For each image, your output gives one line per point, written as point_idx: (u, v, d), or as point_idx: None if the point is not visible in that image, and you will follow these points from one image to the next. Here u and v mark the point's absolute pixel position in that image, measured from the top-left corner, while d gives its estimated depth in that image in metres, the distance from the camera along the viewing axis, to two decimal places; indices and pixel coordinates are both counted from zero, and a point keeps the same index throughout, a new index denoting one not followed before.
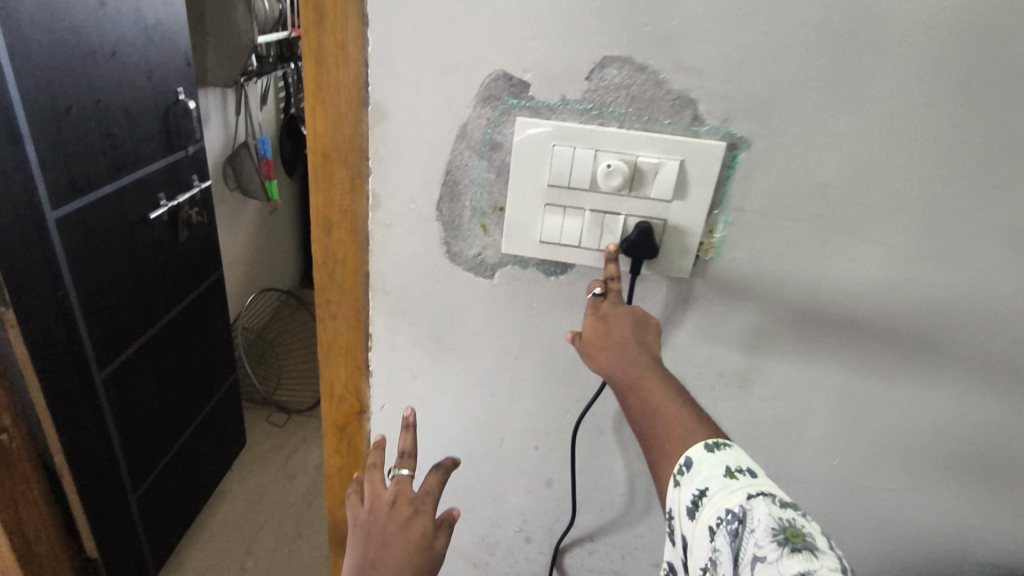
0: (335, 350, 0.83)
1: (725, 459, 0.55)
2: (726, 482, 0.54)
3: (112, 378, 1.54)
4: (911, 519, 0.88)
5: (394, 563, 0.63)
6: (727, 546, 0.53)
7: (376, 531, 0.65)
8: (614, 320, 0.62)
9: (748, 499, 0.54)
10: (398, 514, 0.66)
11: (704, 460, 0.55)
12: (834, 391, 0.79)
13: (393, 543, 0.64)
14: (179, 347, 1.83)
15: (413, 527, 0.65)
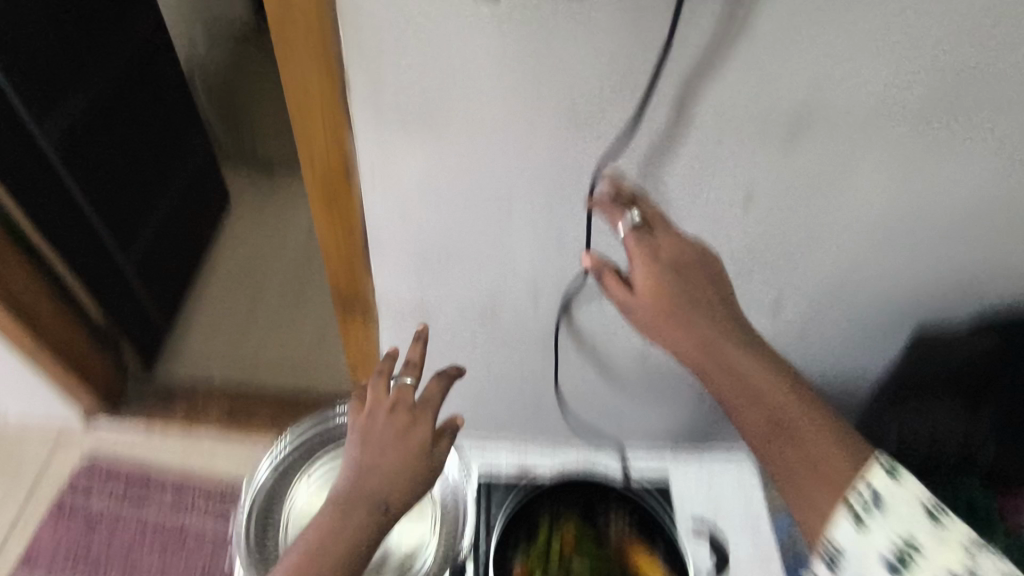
0: (310, 97, 0.70)
1: (912, 492, 0.62)
2: (929, 524, 0.62)
3: (64, 131, 1.31)
4: (931, 259, 0.85)
5: (392, 476, 0.60)
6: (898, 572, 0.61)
7: (374, 440, 0.62)
8: (772, 394, 0.63)
9: (971, 555, 0.59)
10: (397, 421, 0.63)
11: (891, 490, 0.62)
12: (882, 145, 0.72)
13: (392, 454, 0.61)
14: (138, 94, 1.52)
15: (412, 439, 0.62)
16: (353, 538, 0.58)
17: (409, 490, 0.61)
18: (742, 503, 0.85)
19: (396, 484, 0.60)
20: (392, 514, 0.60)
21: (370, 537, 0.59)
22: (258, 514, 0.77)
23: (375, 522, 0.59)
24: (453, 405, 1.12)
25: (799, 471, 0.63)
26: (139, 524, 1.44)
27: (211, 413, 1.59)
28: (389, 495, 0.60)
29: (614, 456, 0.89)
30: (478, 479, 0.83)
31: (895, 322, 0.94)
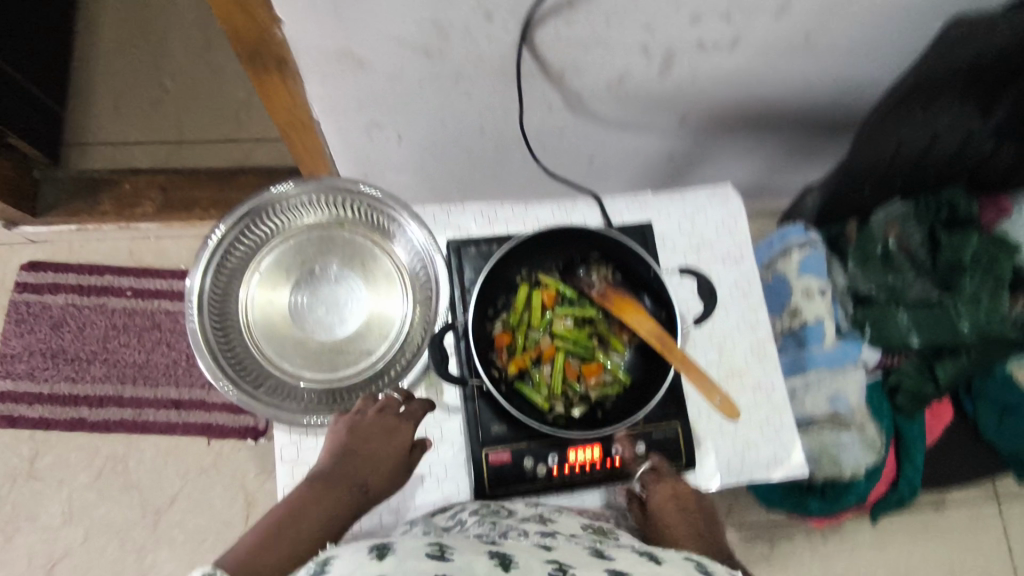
0: None
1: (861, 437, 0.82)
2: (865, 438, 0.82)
3: None
4: None
5: (378, 461, 0.60)
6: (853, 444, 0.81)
7: (361, 428, 0.61)
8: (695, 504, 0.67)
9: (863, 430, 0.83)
10: (384, 420, 0.62)
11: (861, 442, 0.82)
12: None
13: (378, 446, 0.61)
14: None
15: (398, 438, 0.62)
16: (336, 511, 0.56)
17: (386, 486, 0.61)
18: (729, 239, 0.80)
19: (376, 479, 0.60)
20: (368, 498, 0.59)
21: (349, 515, 0.57)
22: (211, 303, 0.69)
23: (354, 503, 0.57)
24: (405, 153, 0.96)
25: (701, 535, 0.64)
26: (108, 324, 1.25)
27: (147, 205, 1.27)
28: (371, 479, 0.59)
29: (592, 205, 0.79)
30: (449, 240, 0.73)
31: (924, 5, 0.76)
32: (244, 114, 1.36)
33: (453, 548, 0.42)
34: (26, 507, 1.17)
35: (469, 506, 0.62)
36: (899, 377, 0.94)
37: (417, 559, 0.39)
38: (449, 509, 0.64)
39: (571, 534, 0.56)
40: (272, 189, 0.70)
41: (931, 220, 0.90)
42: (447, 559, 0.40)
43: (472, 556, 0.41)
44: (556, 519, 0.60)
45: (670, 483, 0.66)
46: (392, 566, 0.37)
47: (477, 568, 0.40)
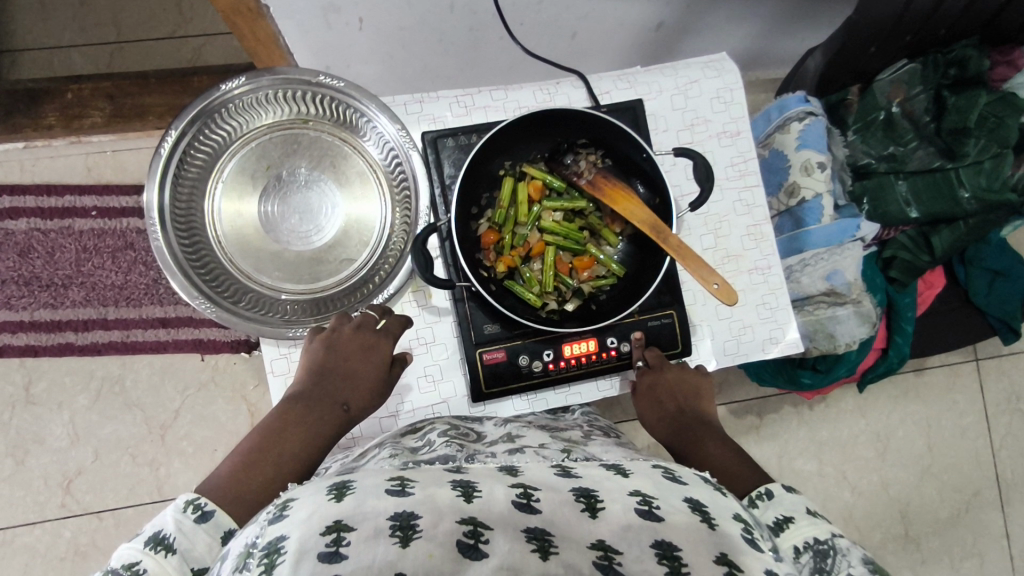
0: None
1: (863, 315, 0.79)
2: (864, 316, 0.79)
3: None
4: None
5: (358, 378, 0.60)
6: (852, 317, 0.78)
7: (338, 346, 0.60)
8: (679, 380, 0.67)
9: (864, 307, 0.79)
10: (361, 338, 0.61)
11: (859, 318, 0.79)
12: None
13: (356, 364, 0.60)
14: None
15: (377, 354, 0.61)
16: (317, 431, 0.57)
17: (369, 401, 0.61)
18: (725, 114, 0.75)
19: (357, 396, 0.60)
20: (352, 415, 0.60)
21: (333, 434, 0.58)
22: (174, 218, 0.63)
23: (337, 422, 0.58)
24: (367, 39, 0.86)
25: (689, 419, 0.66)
26: (79, 247, 1.19)
27: (95, 116, 1.16)
28: (352, 396, 0.59)
29: (575, 85, 0.73)
30: (424, 132, 0.67)
31: None
32: (187, 7, 1.23)
33: (415, 481, 0.42)
34: (30, 432, 1.18)
35: (437, 426, 0.61)
36: (894, 251, 0.92)
37: (376, 499, 0.38)
38: (419, 428, 0.62)
39: (540, 446, 0.56)
40: (222, 86, 0.62)
41: (934, 82, 0.85)
42: (408, 494, 0.39)
43: (435, 488, 0.40)
44: (525, 434, 0.60)
45: (653, 377, 0.66)
46: (349, 510, 0.37)
47: (439, 501, 0.39)
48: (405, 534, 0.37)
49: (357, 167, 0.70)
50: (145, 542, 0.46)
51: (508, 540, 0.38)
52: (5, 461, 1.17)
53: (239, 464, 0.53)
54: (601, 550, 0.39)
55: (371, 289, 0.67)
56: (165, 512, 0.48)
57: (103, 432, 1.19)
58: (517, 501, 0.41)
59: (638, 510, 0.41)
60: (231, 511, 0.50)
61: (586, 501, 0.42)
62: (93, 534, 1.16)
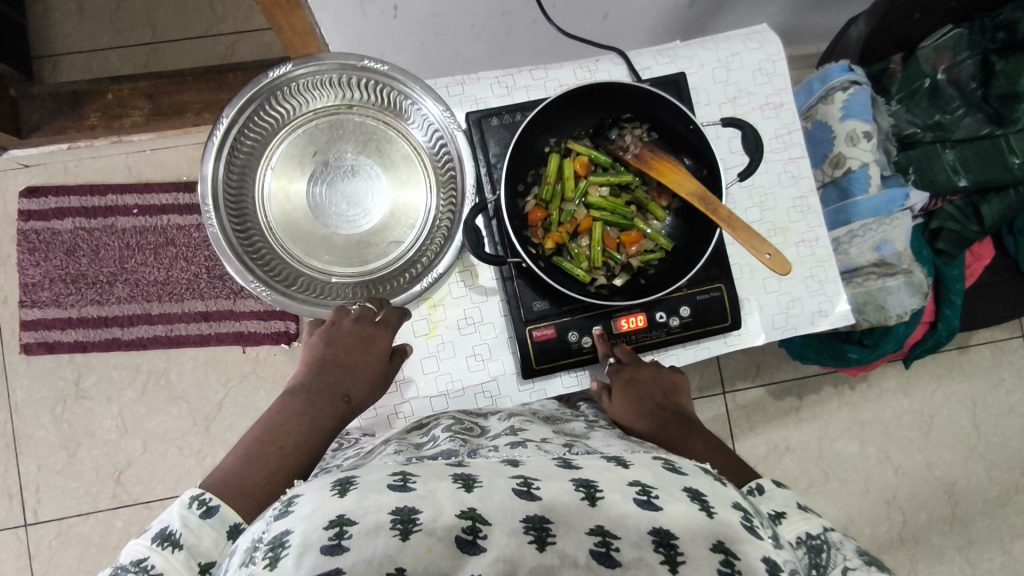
0: None
1: (917, 285, 0.77)
2: (918, 286, 0.77)
3: None
4: None
5: (359, 369, 0.60)
6: (904, 287, 0.77)
7: (339, 338, 0.61)
8: (654, 379, 0.65)
9: (916, 277, 0.77)
10: (361, 330, 0.61)
11: (914, 289, 0.77)
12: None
13: (355, 358, 0.60)
14: None
15: (375, 346, 0.61)
16: (320, 423, 0.57)
17: (370, 391, 0.61)
18: (767, 86, 0.74)
19: (359, 387, 0.60)
20: (353, 407, 0.60)
21: (335, 425, 0.58)
22: (226, 202, 0.64)
23: (339, 414, 0.59)
24: (401, 26, 0.87)
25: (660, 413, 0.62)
26: (122, 245, 1.22)
27: (135, 115, 1.17)
28: (353, 386, 0.60)
29: (616, 61, 0.72)
30: (468, 113, 0.67)
31: None
32: (218, 5, 1.24)
33: (416, 475, 0.41)
34: (82, 425, 1.21)
35: (442, 422, 0.61)
36: (941, 222, 0.90)
37: (378, 493, 0.38)
38: (425, 424, 0.63)
39: (542, 440, 0.54)
40: (269, 73, 0.62)
41: (981, 47, 0.84)
42: (409, 489, 0.39)
43: (435, 483, 0.40)
44: (528, 428, 0.58)
45: (628, 370, 0.64)
46: (352, 504, 0.37)
47: (440, 495, 0.39)
48: (405, 528, 0.37)
49: (402, 151, 0.70)
50: (154, 538, 0.46)
51: (505, 534, 0.38)
52: (59, 453, 1.21)
53: (243, 458, 0.54)
54: (598, 535, 0.39)
55: (419, 270, 0.67)
56: (172, 508, 0.48)
57: (148, 425, 1.22)
58: (517, 488, 0.40)
59: (636, 500, 0.41)
60: (236, 504, 0.50)
61: (585, 490, 0.41)
62: (143, 522, 1.20)
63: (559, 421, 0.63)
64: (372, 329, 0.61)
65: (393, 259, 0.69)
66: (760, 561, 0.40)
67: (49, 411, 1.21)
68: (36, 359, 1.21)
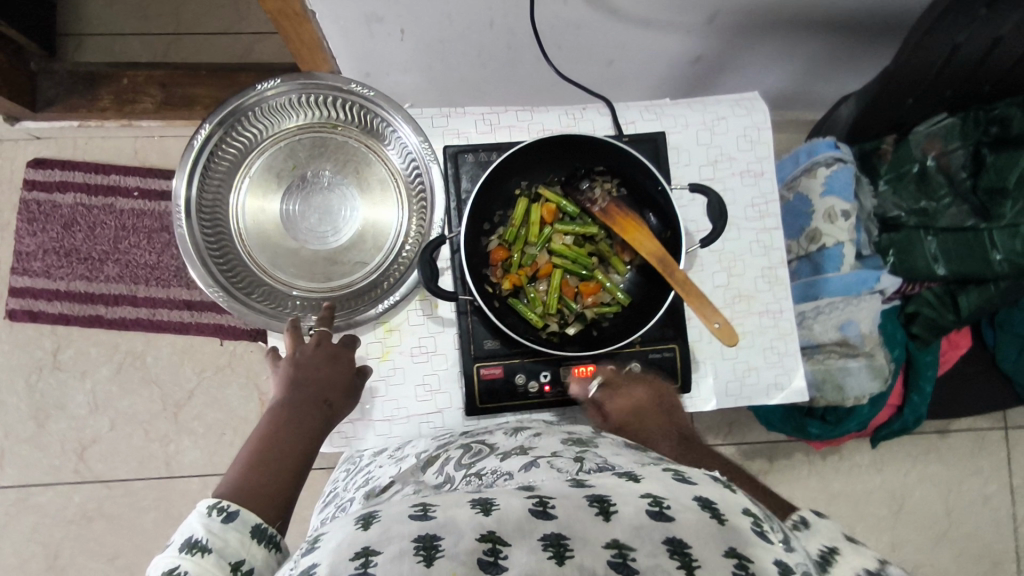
0: None
1: (878, 370, 0.77)
2: (878, 370, 0.77)
3: None
4: None
5: (331, 380, 0.60)
6: (865, 370, 0.77)
7: (305, 358, 0.60)
8: (646, 400, 0.63)
9: (877, 360, 0.77)
10: (326, 349, 0.61)
11: (874, 374, 0.77)
12: None
13: (329, 367, 0.60)
14: None
15: (343, 359, 0.62)
16: (309, 431, 0.56)
17: (347, 397, 0.61)
18: (749, 154, 0.74)
19: (335, 395, 0.60)
20: (334, 411, 0.59)
21: (322, 429, 0.57)
22: (199, 206, 0.65)
23: (325, 418, 0.58)
24: (407, 49, 0.88)
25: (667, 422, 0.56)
26: (118, 225, 1.25)
27: (146, 102, 1.20)
28: (331, 393, 0.59)
29: (601, 111, 0.73)
30: (446, 147, 0.69)
31: None
32: (242, 5, 1.27)
33: (437, 505, 0.40)
34: (53, 397, 1.22)
35: (452, 456, 0.57)
36: (918, 306, 0.91)
37: (400, 523, 0.37)
38: (436, 459, 0.58)
39: (552, 455, 0.52)
40: (257, 87, 0.64)
41: (974, 139, 0.83)
42: (430, 517, 0.38)
43: (455, 509, 0.38)
44: (539, 443, 0.56)
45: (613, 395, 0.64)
46: (376, 535, 0.36)
47: (460, 522, 0.37)
48: (428, 554, 0.35)
49: (377, 175, 0.71)
50: (179, 548, 0.45)
51: (524, 552, 0.36)
52: (28, 422, 1.22)
53: (244, 476, 0.51)
54: (615, 548, 0.36)
55: (377, 294, 0.68)
56: (191, 518, 0.47)
57: (119, 405, 1.23)
58: (532, 509, 0.38)
59: (648, 511, 0.38)
60: (254, 508, 0.49)
61: (599, 505, 0.39)
62: (100, 502, 1.20)
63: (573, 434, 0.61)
64: (330, 348, 0.62)
65: (354, 280, 0.70)
66: (774, 566, 0.37)
67: (24, 379, 1.22)
68: (19, 327, 1.23)
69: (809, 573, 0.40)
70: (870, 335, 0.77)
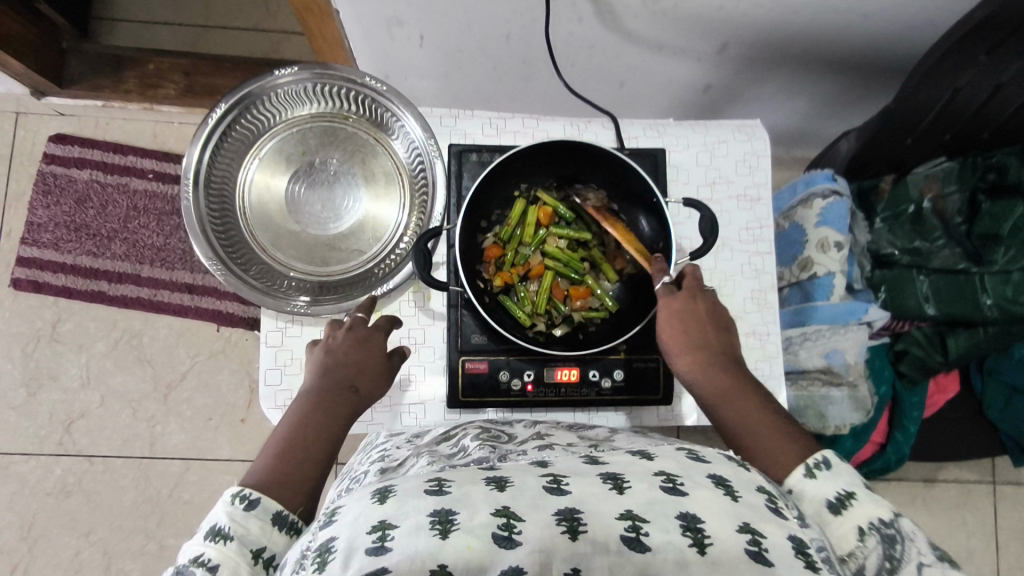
0: None
1: (859, 401, 0.79)
2: (859, 402, 0.79)
3: None
4: None
5: (361, 366, 0.60)
6: (845, 401, 0.78)
7: (336, 346, 0.60)
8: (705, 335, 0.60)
9: (859, 391, 0.79)
10: (354, 335, 0.61)
11: (854, 405, 0.79)
12: None
13: (359, 355, 0.60)
14: None
15: (371, 345, 0.61)
16: (336, 420, 0.56)
17: (377, 385, 0.60)
18: (747, 178, 0.76)
19: (365, 381, 0.60)
20: (364, 398, 0.59)
21: (351, 417, 0.57)
22: (208, 181, 0.67)
23: (352, 405, 0.58)
24: (426, 56, 0.90)
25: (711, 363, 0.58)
26: (130, 205, 1.27)
27: (169, 88, 1.24)
28: (361, 380, 0.59)
29: (606, 126, 0.75)
30: (450, 146, 0.71)
31: None
32: (273, 4, 1.31)
33: (452, 480, 0.39)
34: (47, 367, 1.23)
35: (470, 431, 0.59)
36: (906, 345, 0.91)
37: (415, 497, 0.36)
38: (451, 435, 0.59)
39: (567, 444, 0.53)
40: (273, 73, 0.66)
41: (971, 184, 0.86)
42: (446, 493, 0.37)
43: (469, 485, 0.37)
44: (553, 434, 0.58)
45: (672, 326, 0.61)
46: (392, 509, 0.36)
47: (474, 496, 0.37)
48: (444, 527, 0.34)
49: (383, 168, 0.73)
50: (205, 535, 0.46)
51: (538, 526, 0.35)
52: (19, 390, 1.23)
53: (272, 465, 0.52)
54: (628, 520, 0.36)
55: (371, 281, 0.69)
56: (217, 507, 0.48)
57: (111, 381, 1.24)
58: (546, 485, 0.38)
59: (661, 487, 0.38)
60: (277, 496, 0.50)
61: (612, 482, 0.39)
62: (81, 476, 1.21)
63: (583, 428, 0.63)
64: (363, 333, 0.61)
65: (349, 267, 0.71)
66: (786, 540, 0.37)
67: (20, 347, 1.24)
68: (22, 296, 1.25)
69: (824, 549, 0.39)
70: (853, 367, 0.78)
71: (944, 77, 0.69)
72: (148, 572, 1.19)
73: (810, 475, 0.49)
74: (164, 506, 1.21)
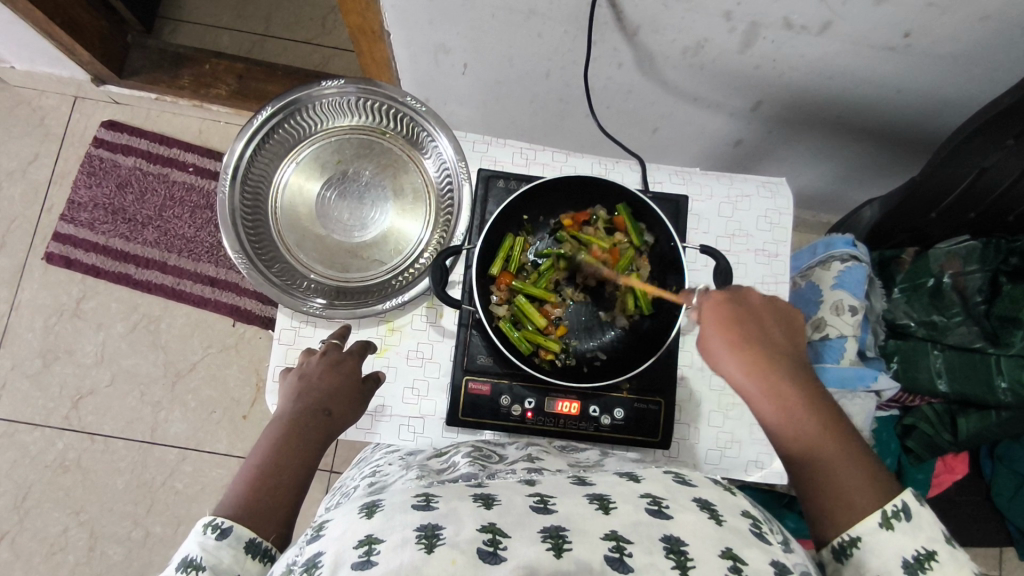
0: None
1: None
2: None
3: None
4: None
5: (333, 389, 0.59)
6: None
7: (308, 372, 0.60)
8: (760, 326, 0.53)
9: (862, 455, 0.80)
10: (326, 361, 0.61)
11: None
12: None
13: (329, 380, 0.60)
14: None
15: (345, 370, 0.61)
16: (307, 442, 0.55)
17: (349, 408, 0.60)
18: (767, 234, 0.77)
19: (337, 403, 0.59)
20: (335, 420, 0.58)
21: (321, 440, 0.56)
22: (245, 178, 0.70)
23: (323, 428, 0.57)
24: (467, 84, 0.93)
25: (769, 366, 0.51)
26: (167, 195, 1.32)
27: (221, 88, 1.29)
28: (333, 403, 0.59)
29: (632, 167, 0.77)
30: (480, 170, 0.73)
31: None
32: (330, 22, 1.38)
33: (439, 495, 0.39)
34: (66, 342, 1.27)
35: (462, 450, 0.60)
36: (915, 419, 0.90)
37: (403, 513, 0.37)
38: (444, 452, 0.61)
39: (557, 466, 0.54)
40: (322, 83, 0.69)
41: (992, 265, 0.85)
42: (432, 508, 0.37)
43: (457, 501, 0.38)
44: (545, 456, 0.58)
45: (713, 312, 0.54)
46: (379, 524, 0.36)
47: (461, 512, 0.37)
48: (429, 542, 0.34)
49: (412, 183, 0.76)
50: (176, 568, 0.45)
51: (524, 543, 0.35)
52: (36, 360, 1.26)
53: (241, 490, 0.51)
54: (613, 540, 0.36)
55: (388, 291, 0.71)
56: (188, 539, 0.48)
57: (123, 362, 1.26)
58: (533, 505, 0.38)
59: (648, 510, 0.39)
60: (249, 524, 0.49)
61: (598, 502, 0.39)
62: (81, 453, 1.22)
63: (572, 450, 0.63)
64: (331, 358, 0.62)
65: (370, 276, 0.73)
66: (769, 567, 0.37)
67: (43, 319, 1.27)
68: (52, 269, 1.29)
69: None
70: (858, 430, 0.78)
71: (974, 155, 0.69)
72: (131, 557, 1.19)
73: (885, 526, 0.46)
74: (156, 493, 1.22)
